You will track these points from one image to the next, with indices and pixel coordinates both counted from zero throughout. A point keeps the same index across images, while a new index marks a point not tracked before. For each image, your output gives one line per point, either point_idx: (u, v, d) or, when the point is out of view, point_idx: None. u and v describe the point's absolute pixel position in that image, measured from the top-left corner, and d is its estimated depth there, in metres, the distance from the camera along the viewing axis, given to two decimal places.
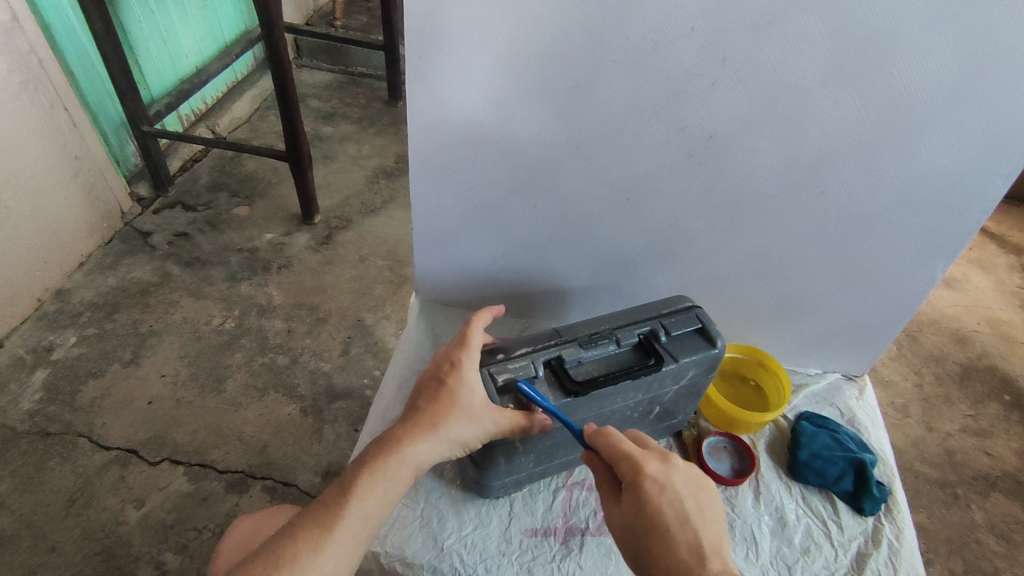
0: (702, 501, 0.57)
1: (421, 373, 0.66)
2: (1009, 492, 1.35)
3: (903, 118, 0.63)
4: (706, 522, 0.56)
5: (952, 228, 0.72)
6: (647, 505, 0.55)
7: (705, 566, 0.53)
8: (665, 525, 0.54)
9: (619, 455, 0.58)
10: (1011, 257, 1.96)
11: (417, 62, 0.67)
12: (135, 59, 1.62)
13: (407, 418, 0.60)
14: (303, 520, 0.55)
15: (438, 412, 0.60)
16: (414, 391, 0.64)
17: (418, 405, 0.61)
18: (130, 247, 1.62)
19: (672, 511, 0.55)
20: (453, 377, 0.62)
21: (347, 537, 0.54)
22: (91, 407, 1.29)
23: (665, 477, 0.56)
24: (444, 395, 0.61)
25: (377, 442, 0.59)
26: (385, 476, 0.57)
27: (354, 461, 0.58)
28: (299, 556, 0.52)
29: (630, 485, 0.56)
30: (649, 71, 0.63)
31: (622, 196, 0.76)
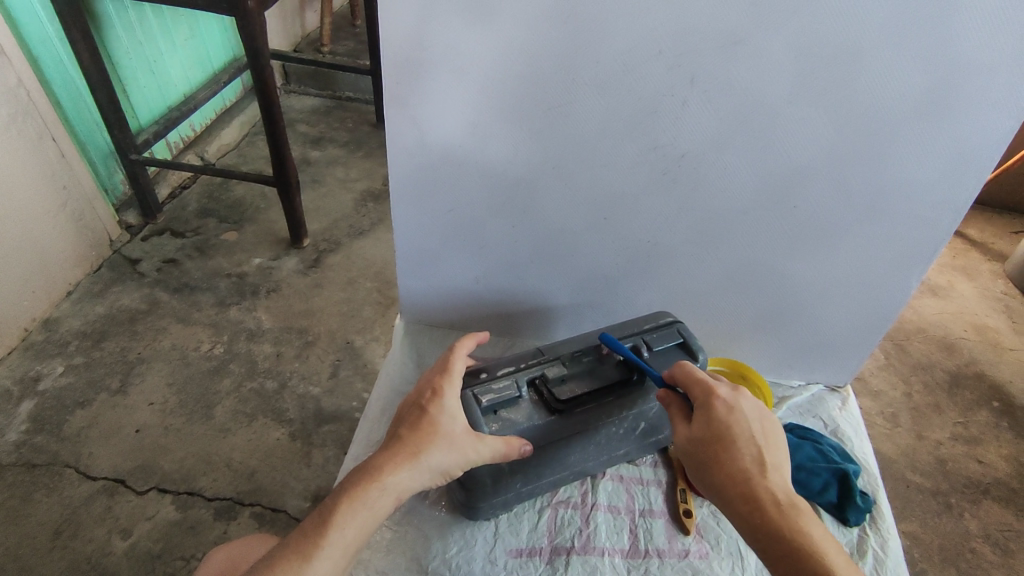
0: (771, 427, 0.59)
1: (403, 400, 0.64)
2: (1001, 500, 1.36)
3: (870, 131, 0.65)
4: (772, 445, 0.58)
5: (923, 237, 0.73)
6: (718, 421, 0.58)
7: (767, 479, 0.56)
8: (734, 441, 0.57)
9: (693, 381, 0.62)
10: (995, 265, 1.98)
11: (395, 87, 0.68)
12: (123, 89, 1.64)
13: (385, 447, 0.58)
14: (280, 553, 0.53)
15: (419, 440, 0.57)
16: (394, 419, 0.62)
17: (398, 433, 0.59)
18: (118, 275, 1.62)
19: (741, 429, 0.58)
20: (434, 405, 0.60)
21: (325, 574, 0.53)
22: (77, 437, 1.28)
23: (734, 400, 0.60)
24: (425, 424, 0.59)
25: (356, 472, 0.57)
26: (365, 505, 0.55)
27: (334, 489, 0.56)
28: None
29: (702, 401, 0.60)
30: (622, 91, 0.65)
31: (600, 214, 0.77)
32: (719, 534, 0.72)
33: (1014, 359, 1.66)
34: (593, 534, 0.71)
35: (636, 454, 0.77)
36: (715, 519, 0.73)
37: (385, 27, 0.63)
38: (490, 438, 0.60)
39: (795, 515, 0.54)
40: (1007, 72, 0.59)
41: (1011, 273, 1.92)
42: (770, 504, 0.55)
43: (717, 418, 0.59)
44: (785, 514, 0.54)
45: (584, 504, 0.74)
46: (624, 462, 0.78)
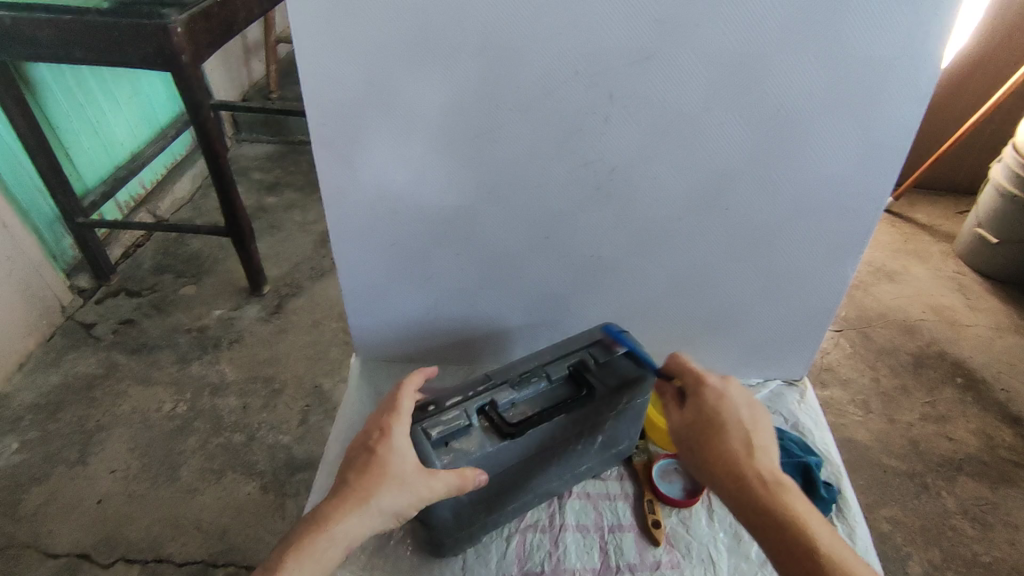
0: (760, 414, 0.60)
1: (352, 443, 0.63)
2: (975, 474, 1.38)
3: (786, 131, 0.67)
4: (760, 429, 0.59)
5: (851, 227, 0.75)
6: (708, 407, 0.60)
7: (752, 457, 0.57)
8: (722, 425, 0.59)
9: (689, 371, 0.65)
10: (945, 245, 2.04)
11: (321, 130, 0.68)
12: (66, 153, 1.62)
13: (333, 492, 0.57)
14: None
15: (367, 483, 0.56)
16: (344, 462, 0.60)
17: (346, 478, 0.57)
18: (73, 341, 1.58)
19: (731, 410, 0.60)
20: (382, 444, 0.59)
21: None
22: (36, 515, 1.23)
23: (724, 387, 0.62)
24: (372, 466, 0.57)
25: (304, 521, 0.56)
26: (312, 557, 0.54)
27: (281, 542, 0.55)
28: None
29: (694, 387, 0.63)
30: (544, 113, 0.66)
31: (540, 234, 0.78)
32: (690, 542, 0.71)
33: (972, 335, 1.71)
34: (563, 555, 0.70)
35: (599, 469, 0.77)
36: (685, 527, 0.73)
37: (305, 74, 0.63)
38: (443, 473, 0.59)
39: (779, 491, 0.55)
40: (903, 64, 0.61)
41: (960, 253, 1.99)
42: (758, 486, 0.55)
43: (707, 403, 0.61)
44: (772, 492, 0.54)
45: (552, 526, 0.73)
46: (589, 479, 0.77)
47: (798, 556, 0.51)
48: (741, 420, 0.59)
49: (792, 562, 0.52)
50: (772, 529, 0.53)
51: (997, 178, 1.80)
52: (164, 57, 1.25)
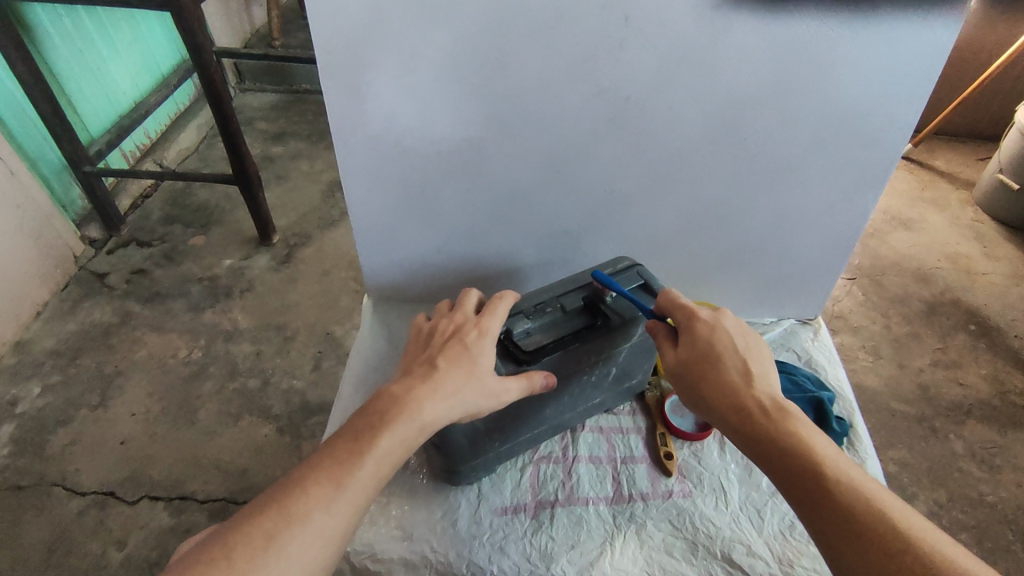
0: (753, 339, 0.59)
1: (426, 339, 0.61)
2: (984, 418, 1.38)
3: (810, 55, 0.64)
4: (757, 357, 0.58)
5: (873, 157, 0.72)
6: (702, 341, 0.59)
7: (751, 387, 0.56)
8: (718, 358, 0.58)
9: (678, 306, 0.62)
10: (963, 193, 2.00)
11: (327, 58, 0.66)
12: (69, 101, 1.60)
13: (422, 373, 0.56)
14: (313, 463, 0.49)
15: (459, 374, 0.56)
16: (423, 353, 0.59)
17: (437, 364, 0.57)
18: (87, 291, 1.60)
19: (724, 341, 0.58)
20: (475, 341, 0.59)
21: (356, 489, 0.48)
22: (62, 455, 1.27)
23: (716, 319, 0.60)
24: (465, 360, 0.57)
25: (390, 394, 0.54)
26: (402, 431, 0.51)
27: (370, 412, 0.52)
28: (315, 509, 0.46)
29: (686, 323, 0.61)
30: (557, 38, 0.64)
31: (553, 168, 0.76)
32: (701, 473, 0.72)
33: (987, 283, 1.69)
34: (577, 485, 0.71)
35: (612, 403, 0.77)
36: (696, 459, 0.73)
37: None
38: (514, 379, 0.60)
39: (782, 417, 0.54)
40: None
41: (979, 200, 1.94)
42: (760, 417, 0.54)
43: (699, 337, 0.59)
44: (775, 419, 0.54)
45: (566, 457, 0.74)
46: (602, 413, 0.78)
47: (806, 483, 0.50)
48: (736, 349, 0.58)
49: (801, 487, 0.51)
50: (779, 456, 0.53)
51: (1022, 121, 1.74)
52: None
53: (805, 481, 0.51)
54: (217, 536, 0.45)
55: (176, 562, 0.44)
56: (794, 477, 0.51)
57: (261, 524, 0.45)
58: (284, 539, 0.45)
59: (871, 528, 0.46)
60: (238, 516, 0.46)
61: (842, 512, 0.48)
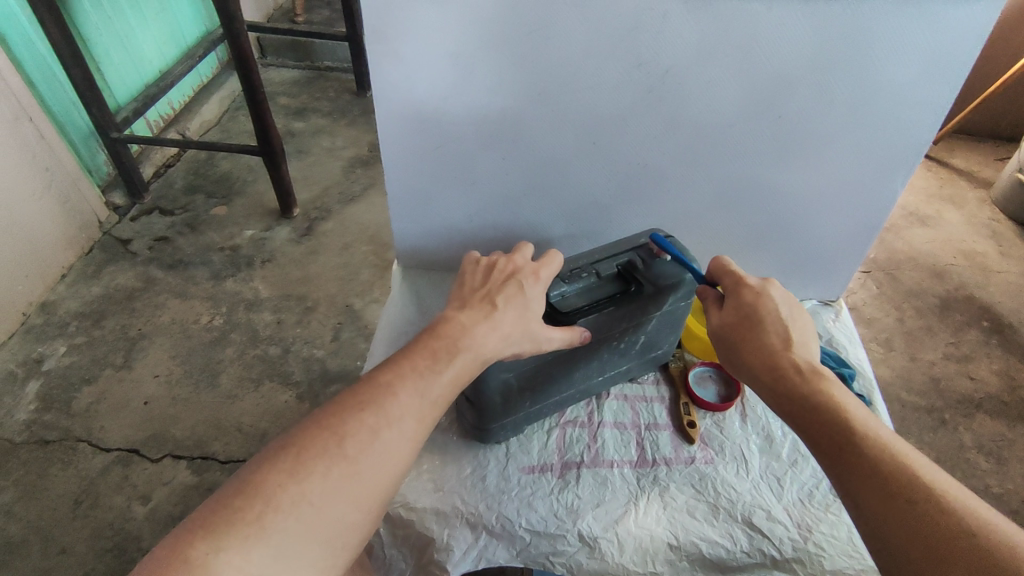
0: (799, 311, 0.61)
1: (481, 271, 0.62)
2: (994, 412, 1.40)
3: (851, 32, 0.65)
4: (799, 326, 0.60)
5: (906, 138, 0.73)
6: (748, 305, 0.61)
7: (790, 350, 0.57)
8: (761, 320, 0.60)
9: (728, 272, 0.65)
10: (982, 192, 2.00)
11: (374, 19, 0.67)
12: (98, 67, 1.62)
13: (480, 307, 0.58)
14: (398, 372, 0.52)
15: (515, 313, 0.59)
16: (479, 286, 0.61)
17: (494, 301, 0.59)
18: (112, 256, 1.62)
19: (771, 306, 0.60)
20: (531, 286, 0.62)
21: (435, 401, 0.52)
22: (88, 412, 1.30)
23: (764, 286, 0.62)
24: (520, 301, 0.60)
25: (454, 323, 0.56)
26: (470, 351, 0.55)
27: (438, 333, 0.55)
28: (405, 413, 0.50)
29: (733, 288, 0.63)
30: (601, 8, 0.65)
31: (589, 139, 0.77)
32: (723, 441, 0.74)
33: (1003, 281, 1.69)
34: (602, 448, 0.73)
35: (636, 372, 0.79)
36: (718, 428, 0.75)
37: None
38: (558, 330, 0.63)
39: (817, 378, 0.55)
40: None
41: (997, 199, 1.94)
42: (795, 376, 0.56)
43: (745, 301, 0.61)
44: (809, 381, 0.55)
45: (591, 422, 0.76)
46: (626, 382, 0.80)
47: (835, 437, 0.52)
48: (780, 313, 0.60)
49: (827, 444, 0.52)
50: (808, 413, 0.54)
51: None
52: None
53: (834, 435, 0.52)
54: (315, 425, 0.47)
55: (272, 446, 0.47)
56: (824, 432, 0.53)
57: (359, 421, 0.48)
58: (381, 436, 0.48)
59: (892, 481, 0.48)
60: (331, 409, 0.48)
61: (867, 466, 0.49)
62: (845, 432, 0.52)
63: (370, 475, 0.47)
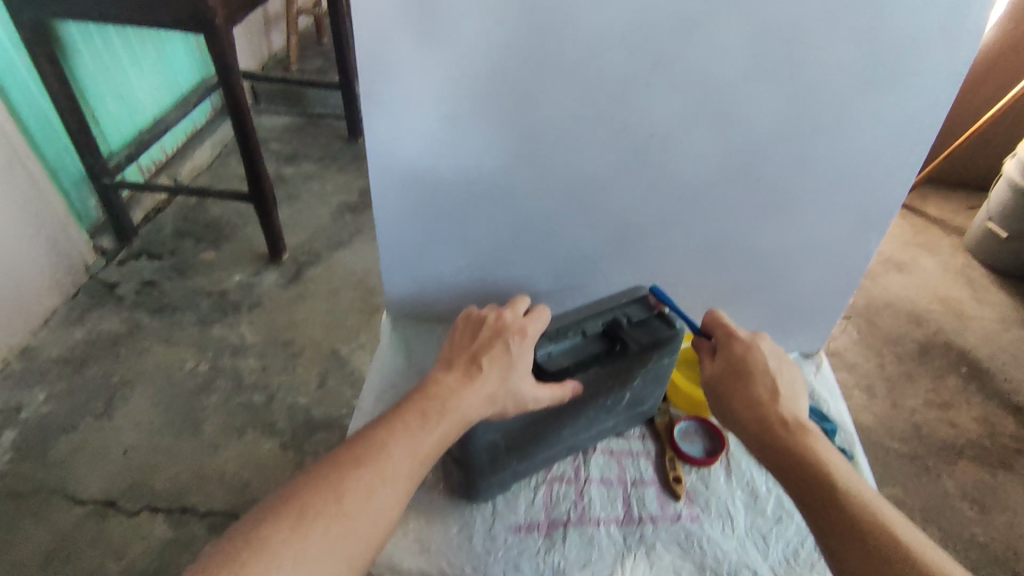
0: (787, 365, 0.64)
1: (472, 330, 0.63)
2: (975, 459, 1.41)
3: (822, 102, 0.69)
4: (787, 379, 0.62)
5: (878, 201, 0.77)
6: (737, 358, 0.63)
7: (778, 403, 0.60)
8: (749, 373, 0.62)
9: (719, 324, 0.68)
10: (955, 239, 2.07)
11: (371, 84, 0.70)
12: (93, 114, 1.64)
13: (465, 369, 0.59)
14: (391, 430, 0.54)
15: (498, 375, 0.60)
16: (467, 346, 0.62)
17: (480, 362, 0.60)
18: (97, 300, 1.61)
19: (760, 360, 0.63)
20: (517, 345, 0.62)
21: (426, 458, 0.54)
22: (64, 462, 1.27)
23: (755, 340, 0.65)
24: (505, 362, 0.61)
25: (442, 384, 0.58)
26: (458, 410, 0.57)
27: (426, 394, 0.57)
28: (397, 471, 0.52)
29: (724, 340, 0.66)
30: (588, 77, 0.68)
31: (576, 198, 0.80)
32: (708, 497, 0.75)
33: (978, 327, 1.74)
34: (588, 505, 0.73)
35: (623, 427, 0.80)
36: (704, 484, 0.76)
37: (358, 27, 0.66)
38: (546, 388, 0.64)
39: (803, 432, 0.58)
40: (937, 40, 0.63)
41: (969, 247, 2.01)
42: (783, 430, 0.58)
43: (736, 354, 0.64)
44: (795, 433, 0.58)
45: (578, 478, 0.76)
46: (613, 436, 0.80)
47: (818, 493, 0.54)
48: (769, 367, 0.62)
49: (808, 497, 0.55)
50: (791, 465, 0.57)
51: (1011, 173, 1.81)
52: (198, 19, 1.26)
53: (817, 492, 0.54)
54: (310, 484, 0.50)
55: (271, 502, 0.49)
56: (809, 486, 0.55)
57: (352, 481, 0.50)
58: (375, 494, 0.50)
59: (869, 540, 0.50)
60: (327, 468, 0.51)
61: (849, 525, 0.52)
62: (827, 487, 0.54)
63: (362, 534, 0.49)
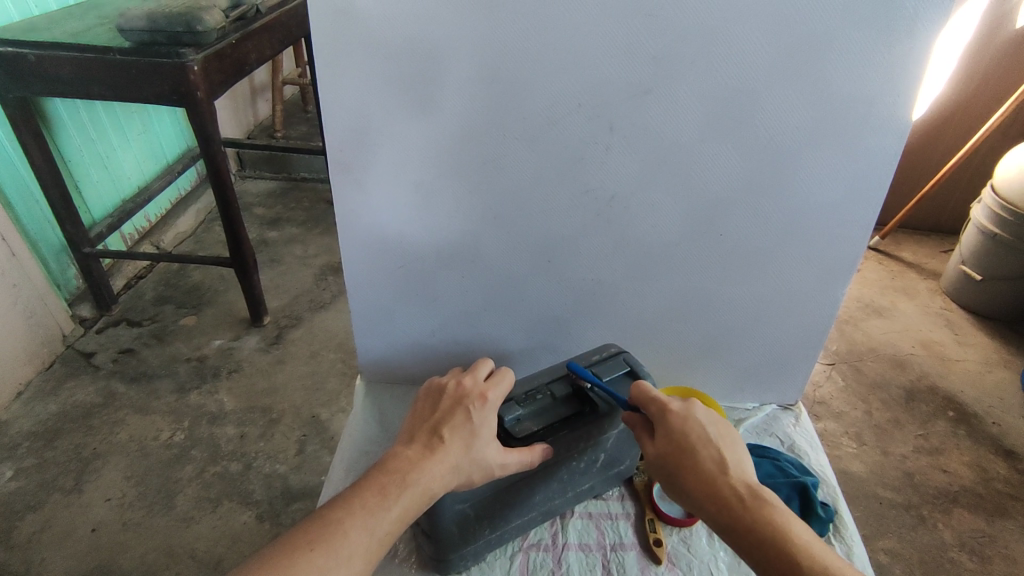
0: (725, 429, 0.62)
1: (432, 400, 0.63)
2: (970, 506, 1.39)
3: (775, 160, 0.71)
4: (728, 444, 0.61)
5: (841, 252, 0.78)
6: (678, 432, 0.61)
7: (727, 476, 0.58)
8: (693, 448, 0.60)
9: (648, 397, 0.65)
10: (931, 283, 2.10)
11: (339, 155, 0.72)
12: (77, 185, 1.67)
13: (427, 440, 0.59)
14: (347, 509, 0.53)
15: (461, 444, 0.59)
16: (429, 418, 0.61)
17: (441, 433, 0.59)
18: (72, 370, 1.58)
19: (698, 431, 0.61)
20: (479, 411, 0.61)
21: (383, 538, 0.53)
22: (28, 544, 1.21)
23: (687, 410, 0.62)
24: (468, 430, 0.60)
25: (402, 458, 0.57)
26: (419, 484, 0.55)
27: (383, 470, 0.56)
28: (352, 554, 0.51)
29: (659, 417, 0.63)
30: (549, 143, 0.71)
31: (544, 258, 0.81)
32: (691, 560, 0.72)
33: (962, 370, 1.74)
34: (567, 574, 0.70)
35: (600, 488, 0.78)
36: (685, 546, 0.74)
37: (326, 103, 0.68)
38: (515, 452, 0.63)
39: (759, 503, 0.56)
40: (881, 101, 0.67)
41: (946, 290, 2.04)
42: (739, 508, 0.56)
43: (675, 429, 0.61)
44: (751, 508, 0.56)
45: (555, 545, 0.73)
46: (591, 498, 0.79)
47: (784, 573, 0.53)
48: (709, 437, 0.60)
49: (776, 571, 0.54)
50: (756, 540, 0.55)
51: (978, 218, 1.87)
52: (180, 93, 1.30)
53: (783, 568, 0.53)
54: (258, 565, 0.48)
55: None
56: (774, 566, 0.54)
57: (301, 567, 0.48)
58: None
59: None
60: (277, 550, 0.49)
61: None
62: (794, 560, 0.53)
63: None
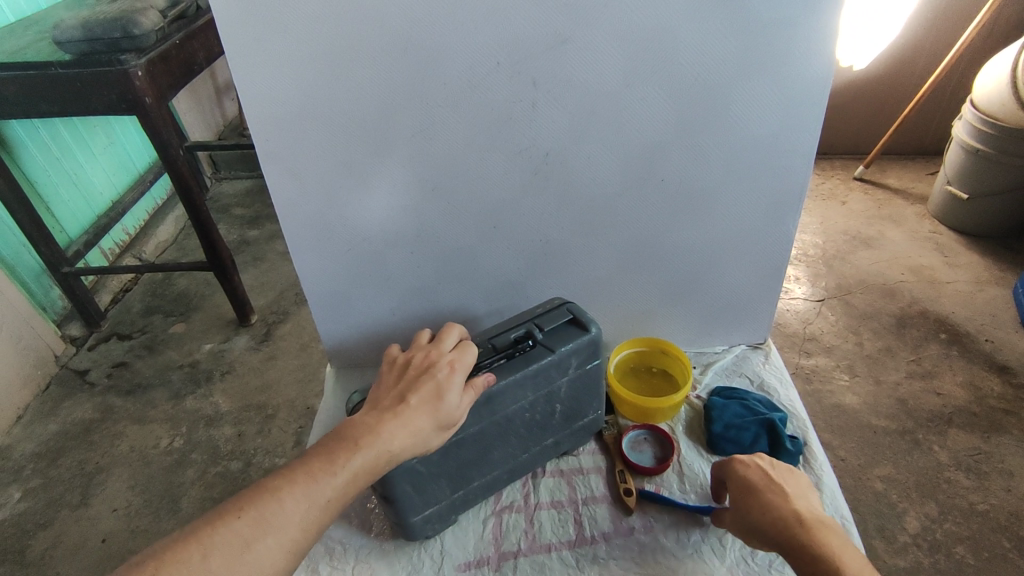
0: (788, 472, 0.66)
1: (397, 372, 0.63)
2: (965, 426, 1.39)
3: (706, 98, 0.69)
4: (791, 483, 0.65)
5: (787, 182, 0.77)
6: (741, 479, 0.66)
7: (788, 503, 0.62)
8: (756, 488, 0.64)
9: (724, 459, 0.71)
10: (919, 207, 2.07)
11: (267, 145, 0.71)
12: (45, 207, 1.66)
13: (388, 407, 0.59)
14: (289, 479, 0.53)
15: (427, 410, 0.59)
16: (393, 386, 0.61)
17: (408, 399, 0.59)
18: (68, 390, 1.60)
19: (761, 474, 0.66)
20: (447, 377, 0.61)
21: (331, 510, 0.54)
22: (43, 559, 1.25)
23: (751, 459, 0.68)
24: (433, 395, 0.60)
25: (347, 434, 0.57)
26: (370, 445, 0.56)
27: (330, 446, 0.57)
28: (289, 526, 0.51)
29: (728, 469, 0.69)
30: (473, 106, 0.69)
31: (489, 224, 0.80)
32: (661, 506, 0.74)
33: (953, 291, 1.72)
34: (538, 532, 0.73)
35: (569, 446, 0.80)
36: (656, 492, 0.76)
37: (244, 93, 0.67)
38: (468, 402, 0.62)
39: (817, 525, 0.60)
40: (804, 23, 0.64)
41: (934, 213, 2.00)
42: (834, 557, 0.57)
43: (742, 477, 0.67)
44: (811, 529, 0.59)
45: (527, 505, 0.76)
46: (561, 457, 0.80)
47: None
48: (767, 476, 0.65)
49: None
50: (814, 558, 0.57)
51: (960, 135, 1.83)
52: (128, 100, 1.28)
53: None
54: (198, 539, 0.49)
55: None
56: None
57: (239, 542, 0.49)
58: (260, 556, 0.50)
59: None
60: (216, 520, 0.50)
61: None
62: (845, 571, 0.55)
63: None
